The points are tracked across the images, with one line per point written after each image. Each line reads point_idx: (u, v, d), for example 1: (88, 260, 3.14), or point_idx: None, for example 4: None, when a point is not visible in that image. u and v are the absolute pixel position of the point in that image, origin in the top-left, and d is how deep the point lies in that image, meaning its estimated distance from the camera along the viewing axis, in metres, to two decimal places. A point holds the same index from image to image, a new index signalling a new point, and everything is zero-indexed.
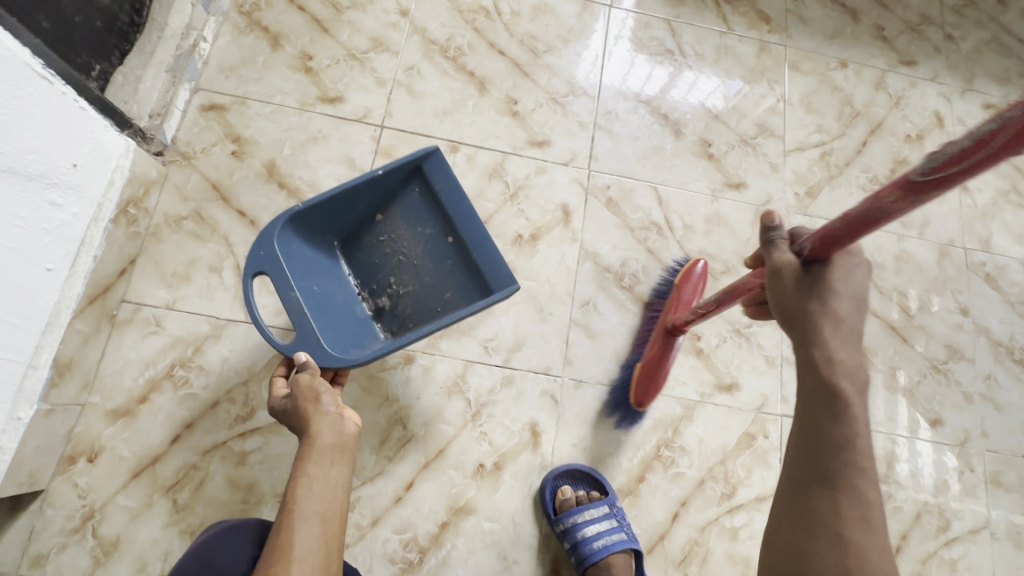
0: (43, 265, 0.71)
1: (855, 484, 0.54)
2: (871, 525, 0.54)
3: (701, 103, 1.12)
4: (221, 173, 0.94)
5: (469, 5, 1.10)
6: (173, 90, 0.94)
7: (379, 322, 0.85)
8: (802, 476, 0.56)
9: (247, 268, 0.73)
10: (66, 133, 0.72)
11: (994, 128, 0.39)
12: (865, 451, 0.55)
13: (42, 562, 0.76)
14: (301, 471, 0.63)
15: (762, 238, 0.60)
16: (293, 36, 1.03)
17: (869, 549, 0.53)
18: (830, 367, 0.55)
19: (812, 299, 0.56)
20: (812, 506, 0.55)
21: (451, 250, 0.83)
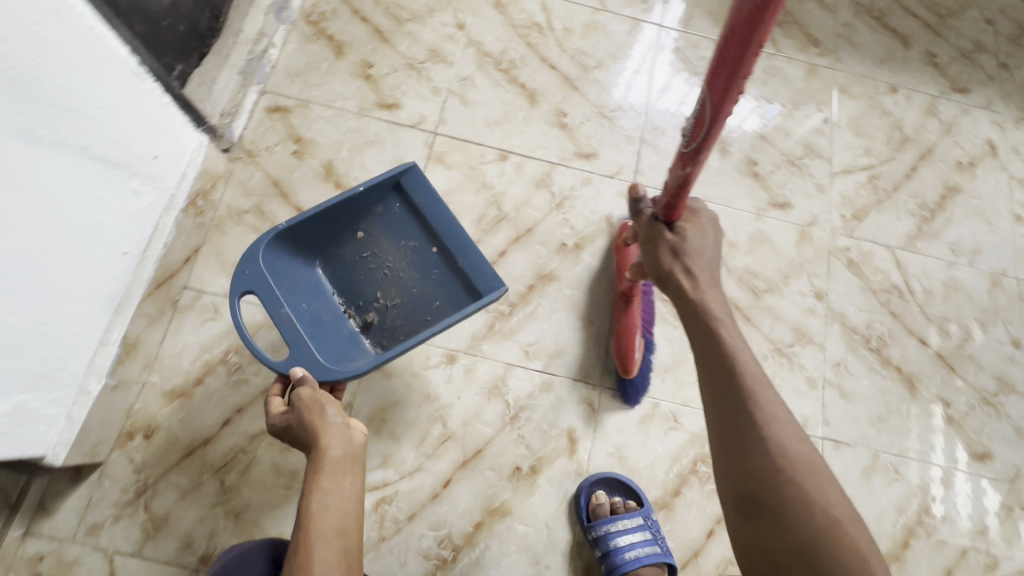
0: (120, 249, 0.76)
1: (758, 392, 0.58)
2: (781, 415, 0.57)
3: (733, 129, 1.12)
4: (283, 171, 0.99)
5: (523, 21, 1.14)
6: (243, 92, 1.00)
7: (368, 338, 0.85)
8: (716, 400, 0.59)
9: (234, 287, 0.73)
10: (150, 127, 0.77)
11: (702, 103, 0.50)
12: (750, 357, 0.60)
13: (96, 532, 0.79)
14: (312, 486, 0.60)
15: (633, 213, 0.67)
16: (355, 45, 1.08)
17: (790, 441, 0.56)
18: (698, 295, 0.61)
19: (668, 253, 0.62)
20: (734, 422, 0.57)
21: (436, 260, 0.86)
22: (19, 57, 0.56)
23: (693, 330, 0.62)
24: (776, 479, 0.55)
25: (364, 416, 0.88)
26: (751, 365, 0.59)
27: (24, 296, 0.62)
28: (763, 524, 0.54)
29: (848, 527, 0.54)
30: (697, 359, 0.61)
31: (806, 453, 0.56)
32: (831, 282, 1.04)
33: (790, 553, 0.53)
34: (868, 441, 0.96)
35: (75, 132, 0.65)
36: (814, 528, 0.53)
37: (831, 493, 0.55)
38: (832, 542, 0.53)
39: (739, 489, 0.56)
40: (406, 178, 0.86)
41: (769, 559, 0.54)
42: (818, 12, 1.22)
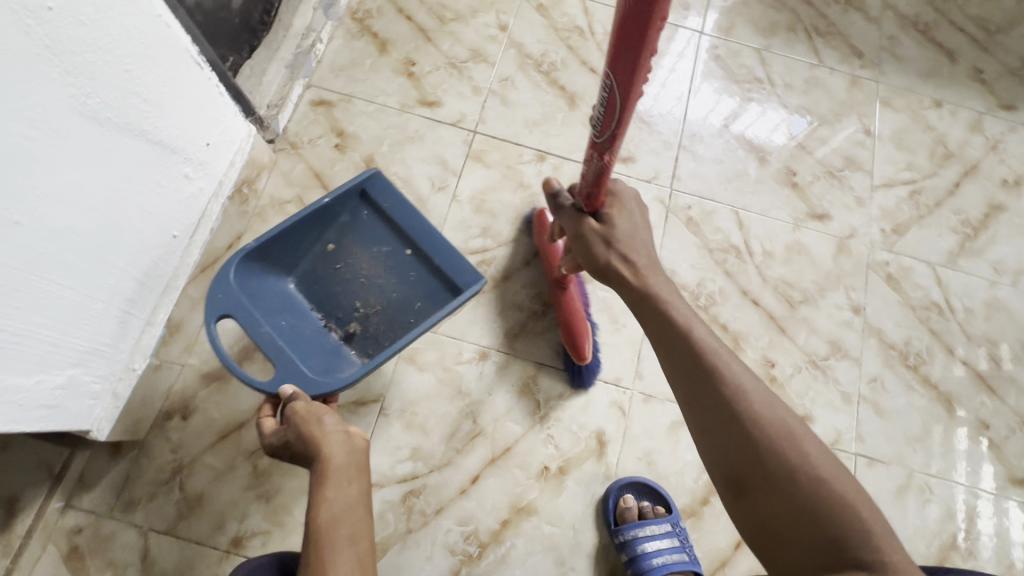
0: (170, 232, 0.78)
1: (720, 363, 0.55)
2: (746, 381, 0.55)
3: (761, 138, 1.11)
4: (325, 163, 1.01)
5: (565, 24, 1.15)
6: (290, 85, 1.02)
7: (352, 348, 0.84)
8: (682, 382, 0.57)
9: (210, 312, 0.73)
10: (205, 114, 0.79)
11: (608, 93, 0.46)
12: (707, 332, 0.58)
13: (132, 508, 0.81)
14: (319, 498, 0.60)
15: (554, 209, 0.64)
16: (399, 43, 1.09)
17: (759, 407, 0.53)
18: (639, 281, 0.60)
19: (601, 243, 0.61)
20: (702, 401, 0.55)
21: (412, 261, 0.85)
22: (91, 40, 0.58)
23: (646, 318, 0.60)
24: (751, 448, 0.52)
25: (395, 408, 0.89)
26: (707, 338, 0.57)
27: (77, 270, 0.64)
28: (765, 499, 0.51)
29: (835, 481, 0.50)
30: (656, 345, 0.59)
31: (777, 415, 0.53)
32: (869, 296, 1.02)
33: (786, 521, 0.50)
34: (902, 460, 0.94)
35: (137, 115, 0.67)
36: (802, 489, 0.50)
37: (809, 451, 0.52)
38: (821, 500, 0.49)
39: (722, 465, 0.54)
40: (371, 183, 0.84)
41: (768, 529, 0.51)
42: (862, 24, 1.21)
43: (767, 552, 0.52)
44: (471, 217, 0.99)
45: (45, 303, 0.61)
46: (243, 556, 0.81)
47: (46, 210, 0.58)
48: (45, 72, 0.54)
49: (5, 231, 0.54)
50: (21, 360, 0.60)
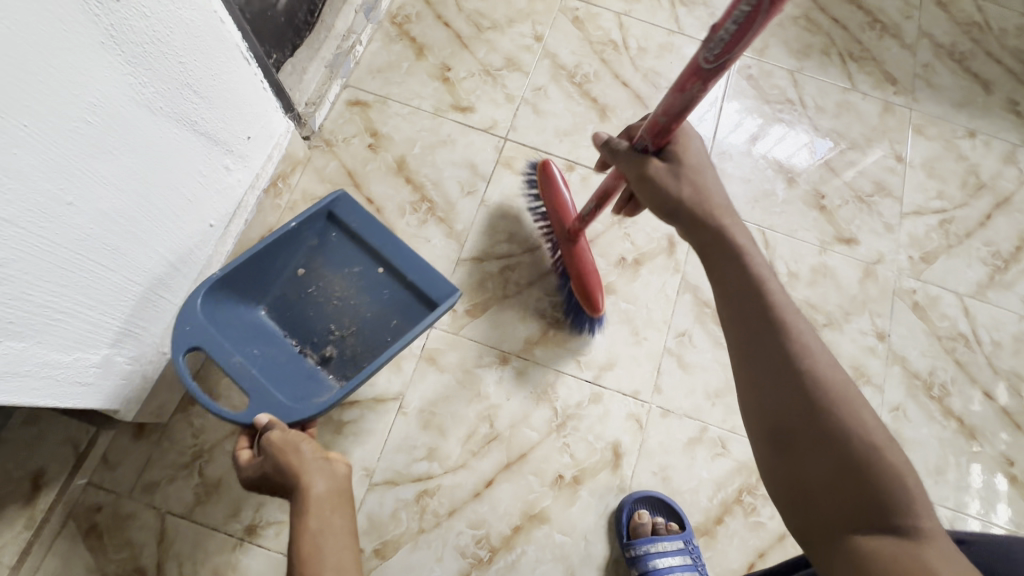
0: (208, 221, 0.80)
1: (783, 317, 0.53)
2: (810, 341, 0.52)
3: (783, 160, 1.11)
4: (357, 162, 1.02)
5: (599, 37, 1.16)
6: (328, 84, 1.04)
7: (329, 371, 0.84)
8: (739, 331, 0.54)
9: (177, 346, 0.72)
10: (249, 110, 0.81)
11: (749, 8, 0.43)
12: (777, 285, 0.55)
13: (152, 490, 0.83)
14: (301, 529, 0.59)
15: (609, 154, 0.65)
16: (436, 48, 1.11)
17: (822, 367, 0.50)
18: (713, 220, 0.58)
19: (670, 180, 0.60)
20: (758, 351, 0.52)
21: (385, 279, 0.86)
22: (151, 32, 0.60)
23: (711, 263, 0.58)
24: (806, 405, 0.49)
25: (414, 407, 0.89)
26: (776, 293, 0.54)
27: (120, 252, 0.66)
28: (805, 459, 0.49)
29: (888, 451, 0.47)
30: (717, 292, 0.57)
31: (840, 379, 0.50)
32: (894, 323, 1.01)
33: (830, 482, 0.47)
34: None
35: (187, 106, 0.69)
36: (852, 453, 0.47)
37: (867, 418, 0.48)
38: (872, 467, 0.46)
39: (769, 418, 0.51)
40: (338, 206, 0.86)
41: (806, 489, 0.48)
42: (897, 51, 1.21)
43: (799, 512, 0.49)
44: (498, 223, 1.00)
45: (88, 283, 0.63)
46: (257, 545, 0.82)
47: (97, 189, 0.60)
48: (107, 60, 0.56)
49: (59, 211, 0.56)
50: (61, 337, 0.62)
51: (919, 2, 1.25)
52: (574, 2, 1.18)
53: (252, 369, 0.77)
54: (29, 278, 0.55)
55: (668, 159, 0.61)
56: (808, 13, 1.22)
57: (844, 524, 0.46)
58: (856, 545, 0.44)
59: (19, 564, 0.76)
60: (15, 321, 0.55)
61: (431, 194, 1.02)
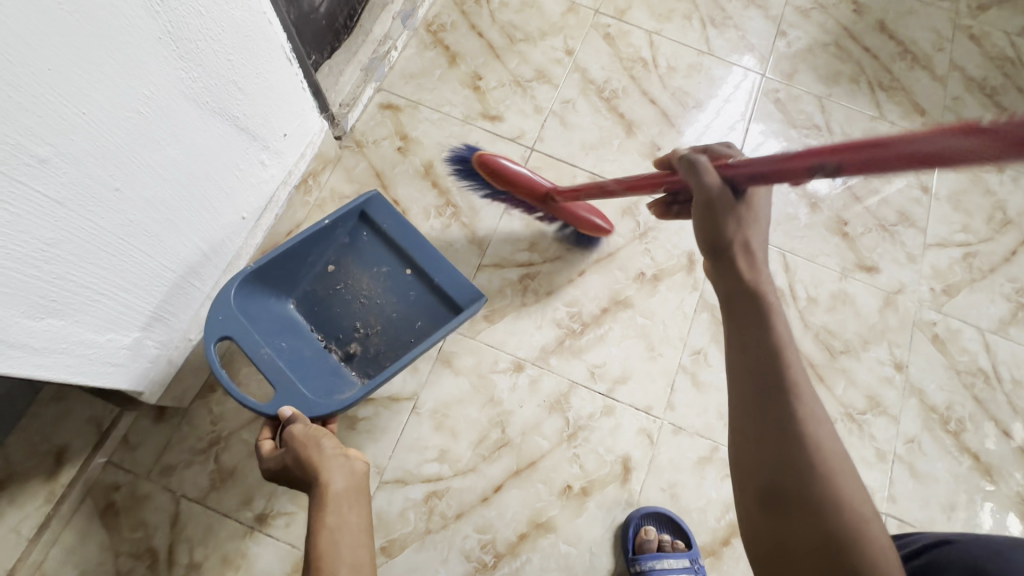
0: (241, 214, 0.82)
1: (797, 380, 0.52)
2: (815, 408, 0.51)
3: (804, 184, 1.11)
4: (385, 164, 1.04)
5: (629, 55, 1.18)
6: (363, 87, 1.07)
7: (352, 368, 0.86)
8: (747, 385, 0.53)
9: (211, 333, 0.75)
10: (287, 108, 0.84)
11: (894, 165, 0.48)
12: (795, 351, 0.54)
13: (169, 473, 0.84)
14: (319, 523, 0.60)
15: (688, 170, 0.61)
16: (469, 57, 1.13)
17: (825, 437, 0.50)
18: (753, 276, 0.57)
19: (733, 222, 0.59)
20: (763, 408, 0.51)
21: (412, 280, 0.89)
22: (203, 30, 0.62)
23: (732, 313, 0.57)
24: (805, 472, 0.48)
25: (427, 408, 0.90)
26: (792, 357, 0.53)
27: (158, 239, 0.68)
28: (794, 522, 0.47)
29: (874, 530, 0.46)
30: (732, 342, 0.55)
31: (840, 450, 0.49)
32: (912, 354, 1.01)
33: (816, 553, 0.46)
34: (934, 526, 0.92)
35: (231, 101, 0.71)
36: (843, 527, 0.46)
37: (859, 493, 0.48)
38: (860, 542, 0.45)
39: (763, 476, 0.50)
40: (371, 206, 0.89)
41: (789, 554, 0.47)
42: (928, 82, 1.21)
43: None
44: (521, 231, 1.01)
45: (126, 267, 0.65)
46: (267, 535, 0.83)
47: (141, 178, 0.62)
48: (161, 54, 0.58)
49: (106, 196, 0.58)
50: (98, 317, 0.64)
51: (951, 35, 1.25)
52: (606, 18, 1.20)
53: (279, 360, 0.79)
54: (73, 258, 0.57)
55: (739, 202, 0.60)
56: (838, 41, 1.23)
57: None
58: None
59: (36, 536, 0.78)
60: (56, 299, 0.58)
61: (455, 199, 1.03)
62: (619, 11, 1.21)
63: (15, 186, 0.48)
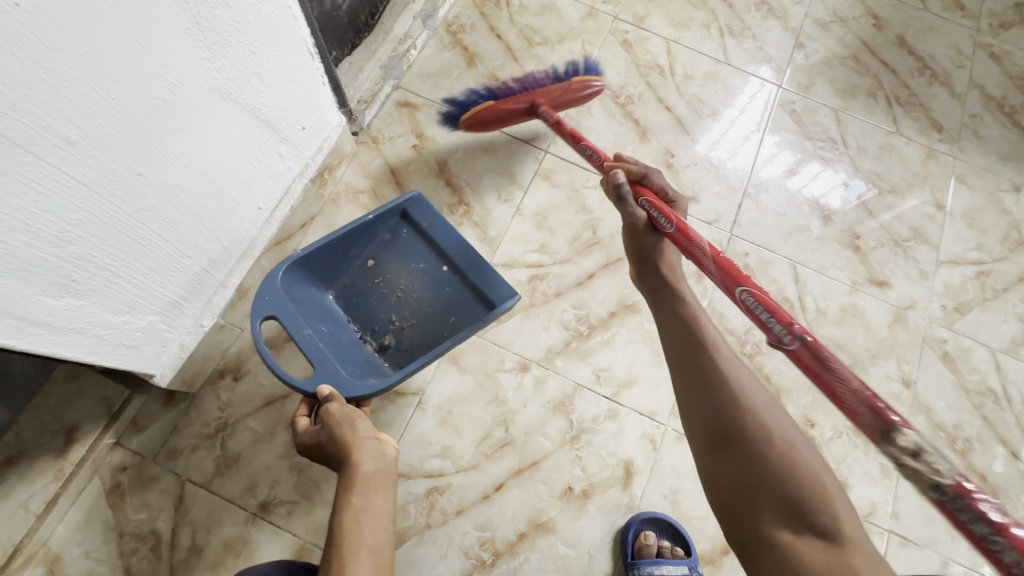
0: (257, 204, 0.84)
1: (713, 340, 0.63)
2: (733, 359, 0.62)
3: (817, 198, 1.11)
4: (400, 161, 1.06)
5: (647, 61, 1.18)
6: (381, 84, 1.08)
7: (385, 360, 0.86)
8: (680, 352, 0.64)
9: (257, 312, 0.78)
10: (307, 103, 0.85)
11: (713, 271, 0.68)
12: (709, 319, 0.67)
13: (175, 456, 0.86)
14: (346, 502, 0.61)
15: (616, 195, 0.75)
16: (487, 59, 1.14)
17: (746, 380, 0.60)
18: (670, 271, 0.73)
19: (654, 239, 0.73)
20: (694, 368, 0.61)
21: (448, 278, 0.89)
22: (231, 22, 0.63)
23: (662, 301, 0.70)
24: (736, 414, 0.57)
25: (432, 404, 0.91)
26: (710, 325, 0.65)
27: (176, 226, 0.69)
28: (737, 456, 0.55)
29: (804, 451, 0.55)
30: (665, 322, 0.67)
31: (761, 389, 0.60)
32: (921, 371, 1.00)
33: (755, 482, 0.53)
34: (938, 546, 0.91)
35: (254, 94, 0.72)
36: (775, 454, 0.54)
37: (786, 425, 0.57)
38: (796, 462, 0.54)
39: (706, 423, 0.58)
40: (412, 206, 0.91)
41: (741, 484, 0.54)
42: (946, 99, 1.20)
43: (732, 514, 0.54)
44: (531, 232, 1.02)
45: (145, 251, 0.66)
46: (269, 522, 0.84)
47: (163, 164, 0.63)
48: (190, 45, 0.59)
49: (128, 180, 0.59)
50: (115, 299, 0.65)
51: (971, 52, 1.25)
52: (624, 25, 1.21)
53: (319, 342, 0.81)
54: (94, 240, 0.59)
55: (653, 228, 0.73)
56: (857, 54, 1.22)
57: (770, 522, 0.51)
58: (793, 539, 0.49)
59: (45, 512, 0.80)
60: (78, 280, 0.59)
61: (468, 197, 1.04)
62: (637, 18, 1.22)
63: (41, 166, 0.50)
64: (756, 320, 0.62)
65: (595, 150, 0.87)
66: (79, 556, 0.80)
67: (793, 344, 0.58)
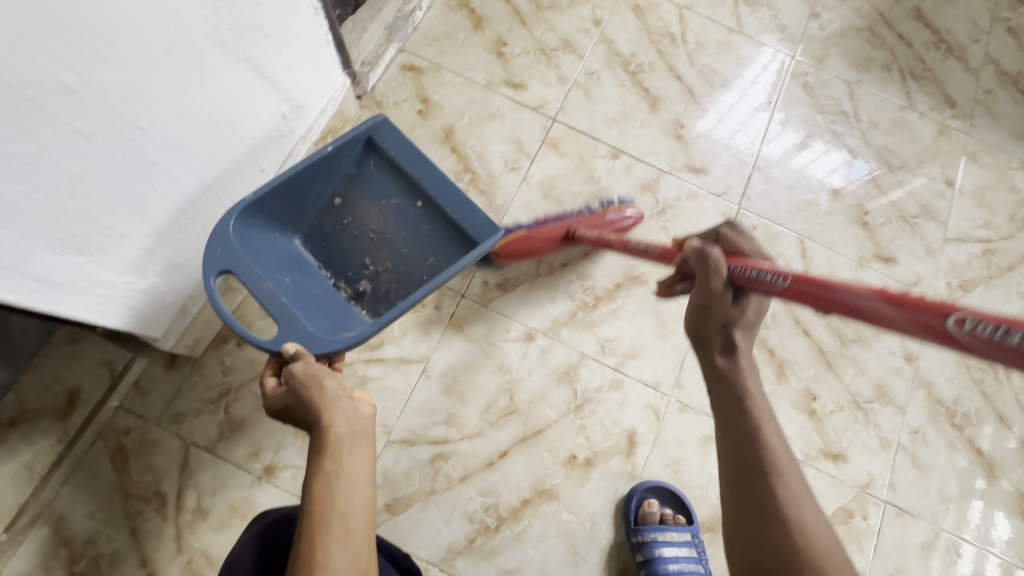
0: (260, 166, 0.82)
1: (779, 470, 0.57)
2: (801, 496, 0.56)
3: (821, 179, 1.09)
4: (405, 126, 1.03)
5: (658, 28, 1.15)
6: (385, 46, 1.04)
7: (362, 306, 0.84)
8: (740, 478, 0.58)
9: (209, 268, 0.71)
10: (311, 59, 0.82)
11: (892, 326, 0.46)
12: (778, 438, 0.59)
13: (179, 420, 0.85)
14: (318, 469, 0.57)
15: (698, 258, 0.60)
16: (494, 22, 1.11)
17: (810, 521, 0.55)
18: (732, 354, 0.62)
19: (721, 321, 0.62)
20: (755, 500, 0.56)
21: (422, 215, 0.85)
22: None
23: (723, 412, 0.61)
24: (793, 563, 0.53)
25: (437, 372, 0.90)
26: (780, 448, 0.58)
27: (178, 183, 0.67)
28: None
29: None
30: (723, 436, 0.60)
31: (826, 536, 0.54)
32: (924, 347, 1.00)
33: None
34: (932, 516, 0.93)
35: (256, 48, 0.70)
36: None
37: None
38: None
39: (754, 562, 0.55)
40: (379, 133, 0.83)
41: None
42: (960, 74, 1.18)
43: None
44: (538, 202, 1.01)
45: (146, 209, 0.64)
46: (274, 486, 0.84)
47: (165, 119, 0.61)
48: None
49: (130, 134, 0.57)
50: (118, 258, 0.64)
51: (988, 26, 1.22)
52: None
53: (281, 297, 0.74)
54: (96, 196, 0.57)
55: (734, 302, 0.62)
56: (872, 26, 1.20)
57: None
58: None
59: (49, 474, 0.80)
60: (80, 237, 0.58)
61: (475, 166, 1.02)
62: None
63: (43, 116, 0.48)
64: (1012, 357, 0.39)
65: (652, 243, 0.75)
66: (84, 516, 0.80)
67: None
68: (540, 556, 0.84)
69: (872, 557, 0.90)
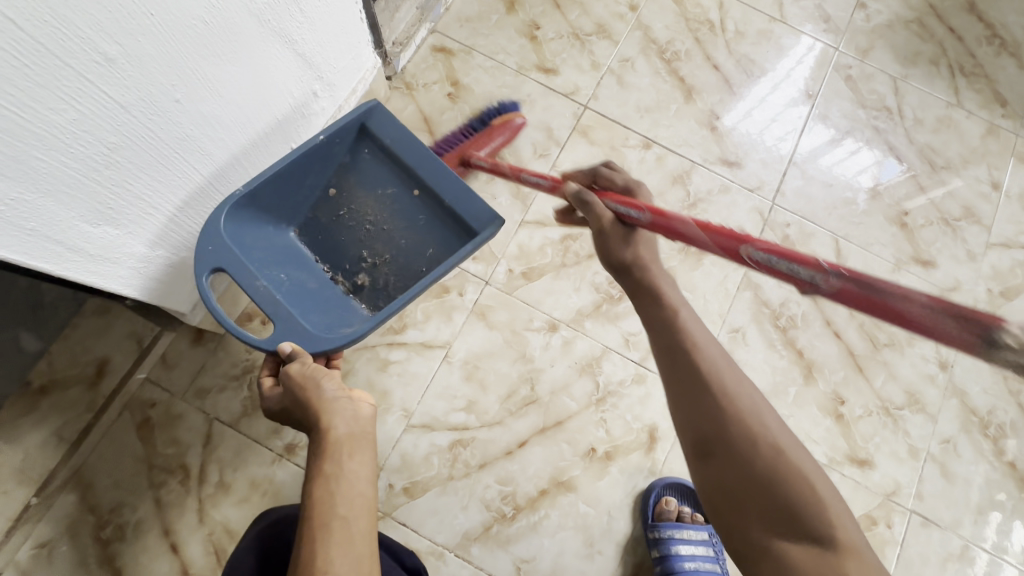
0: (289, 143, 0.82)
1: (693, 338, 0.57)
2: (719, 358, 0.56)
3: (849, 177, 1.05)
4: (434, 109, 1.02)
5: (695, 15, 1.11)
6: (417, 26, 1.02)
7: (361, 300, 0.83)
8: (662, 354, 0.57)
9: (202, 267, 0.70)
10: (345, 38, 0.81)
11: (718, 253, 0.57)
12: (688, 310, 0.59)
13: (203, 395, 0.86)
14: (317, 472, 0.56)
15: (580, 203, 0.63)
16: (528, 5, 1.08)
17: (730, 380, 0.55)
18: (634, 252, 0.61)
19: (621, 241, 0.62)
20: (677, 372, 0.55)
21: (420, 205, 0.83)
22: None
23: (638, 300, 0.61)
24: (721, 420, 0.53)
25: (459, 358, 0.90)
26: (691, 320, 0.58)
27: (210, 157, 0.67)
28: (722, 465, 0.52)
29: (793, 453, 0.52)
30: (642, 320, 0.59)
31: (748, 392, 0.55)
32: (959, 354, 0.97)
33: (745, 491, 0.51)
34: (959, 528, 0.90)
35: (291, 23, 0.69)
36: (762, 458, 0.51)
37: (772, 426, 0.53)
38: (784, 468, 0.51)
39: (692, 432, 0.54)
40: (371, 119, 0.82)
41: (728, 493, 0.52)
42: (1013, 70, 1.13)
43: (723, 520, 0.52)
44: None
45: (178, 181, 0.64)
46: (295, 464, 0.85)
47: (200, 92, 0.60)
48: None
49: (166, 106, 0.57)
50: (149, 229, 0.64)
51: None
52: None
53: (276, 293, 0.74)
54: (132, 168, 0.57)
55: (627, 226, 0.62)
56: (922, 18, 1.14)
57: (761, 530, 0.50)
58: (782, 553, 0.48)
59: (78, 442, 0.82)
60: (114, 208, 0.58)
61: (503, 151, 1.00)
62: None
63: (82, 84, 0.48)
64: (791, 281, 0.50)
65: (539, 175, 0.77)
66: (110, 486, 0.81)
67: (830, 284, 0.46)
68: (555, 547, 0.84)
69: (895, 566, 0.88)
